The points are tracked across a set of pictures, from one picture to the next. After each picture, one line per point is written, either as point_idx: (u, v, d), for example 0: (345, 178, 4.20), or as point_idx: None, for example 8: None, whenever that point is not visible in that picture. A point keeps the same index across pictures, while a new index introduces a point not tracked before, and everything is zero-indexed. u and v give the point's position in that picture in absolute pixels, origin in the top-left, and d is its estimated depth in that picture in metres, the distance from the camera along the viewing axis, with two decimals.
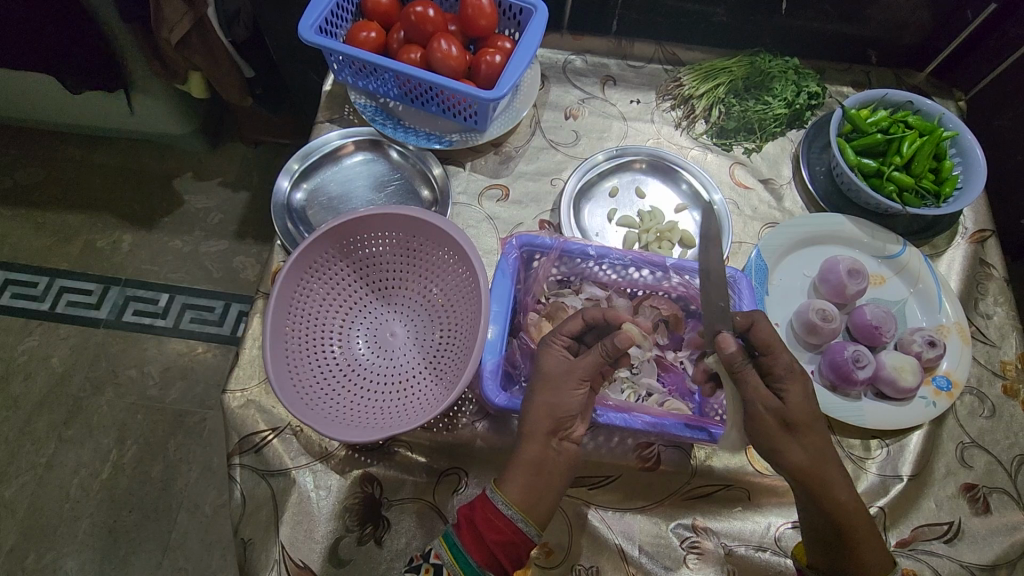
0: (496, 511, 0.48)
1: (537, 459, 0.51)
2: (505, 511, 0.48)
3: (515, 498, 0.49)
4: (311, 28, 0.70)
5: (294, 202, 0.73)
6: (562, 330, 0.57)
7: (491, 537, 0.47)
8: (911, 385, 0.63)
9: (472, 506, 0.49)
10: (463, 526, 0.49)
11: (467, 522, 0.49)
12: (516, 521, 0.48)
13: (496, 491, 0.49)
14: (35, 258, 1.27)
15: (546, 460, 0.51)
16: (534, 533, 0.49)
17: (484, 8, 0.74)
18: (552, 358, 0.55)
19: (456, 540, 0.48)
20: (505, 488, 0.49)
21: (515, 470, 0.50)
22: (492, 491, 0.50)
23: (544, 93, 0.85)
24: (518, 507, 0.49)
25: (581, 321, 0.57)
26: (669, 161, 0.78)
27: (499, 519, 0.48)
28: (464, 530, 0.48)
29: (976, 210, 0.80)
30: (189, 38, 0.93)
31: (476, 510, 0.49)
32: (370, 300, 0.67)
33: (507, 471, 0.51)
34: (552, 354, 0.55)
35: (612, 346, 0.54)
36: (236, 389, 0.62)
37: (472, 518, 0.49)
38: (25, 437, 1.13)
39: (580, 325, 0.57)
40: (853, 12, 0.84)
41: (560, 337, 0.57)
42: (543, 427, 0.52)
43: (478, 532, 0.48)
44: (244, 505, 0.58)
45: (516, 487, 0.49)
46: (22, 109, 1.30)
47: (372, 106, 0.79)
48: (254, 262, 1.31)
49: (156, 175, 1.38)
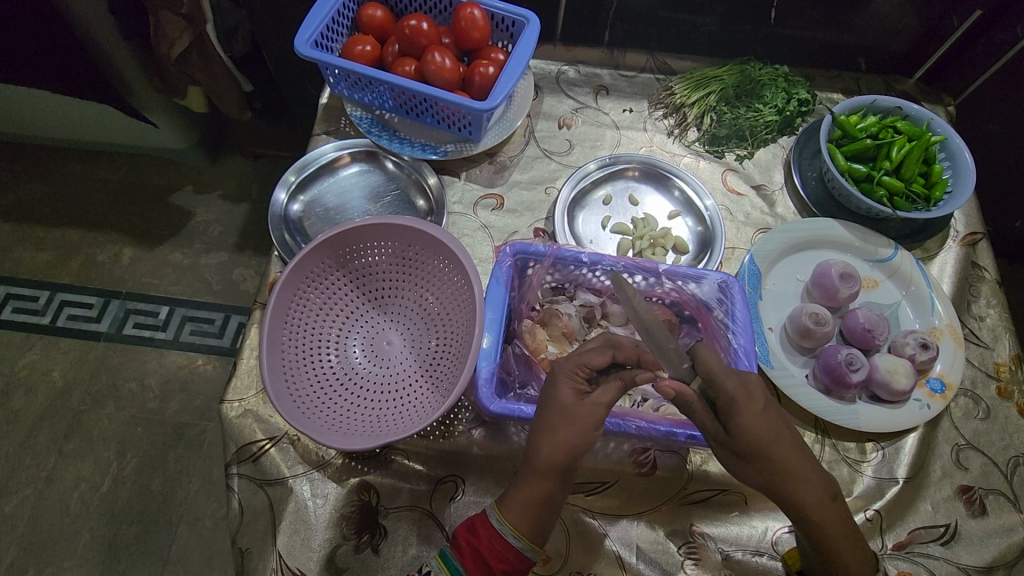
0: (502, 541, 0.48)
1: (546, 493, 0.49)
2: (514, 543, 0.48)
3: (520, 528, 0.48)
4: (306, 42, 0.71)
5: (290, 214, 0.74)
6: (583, 360, 0.53)
7: (499, 567, 0.48)
8: (905, 388, 0.64)
9: (474, 532, 0.49)
10: (465, 551, 0.48)
11: (470, 547, 0.48)
12: (526, 552, 0.48)
13: (506, 525, 0.48)
14: (36, 272, 1.28)
15: (555, 494, 0.50)
16: (536, 557, 0.49)
17: (477, 21, 0.75)
18: (566, 388, 0.52)
19: (456, 564, 0.48)
20: (513, 520, 0.48)
21: (523, 500, 0.48)
22: (497, 519, 0.48)
23: (537, 104, 0.86)
24: (530, 540, 0.48)
25: (607, 358, 0.53)
26: (662, 168, 0.79)
27: (505, 548, 0.48)
28: (466, 555, 0.48)
29: (967, 213, 0.81)
30: (189, 54, 0.94)
31: (480, 537, 0.48)
32: (366, 309, 0.67)
33: (513, 495, 0.49)
34: (566, 384, 0.52)
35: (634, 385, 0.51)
36: (234, 399, 0.63)
37: (474, 545, 0.48)
38: (25, 451, 1.14)
39: (606, 360, 0.53)
40: (841, 20, 0.85)
41: (580, 368, 0.53)
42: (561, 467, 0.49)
43: (483, 560, 0.48)
44: (242, 515, 0.58)
45: (529, 518, 0.48)
46: (24, 124, 1.31)
47: (368, 118, 0.80)
48: (253, 274, 1.32)
49: (157, 189, 1.39)
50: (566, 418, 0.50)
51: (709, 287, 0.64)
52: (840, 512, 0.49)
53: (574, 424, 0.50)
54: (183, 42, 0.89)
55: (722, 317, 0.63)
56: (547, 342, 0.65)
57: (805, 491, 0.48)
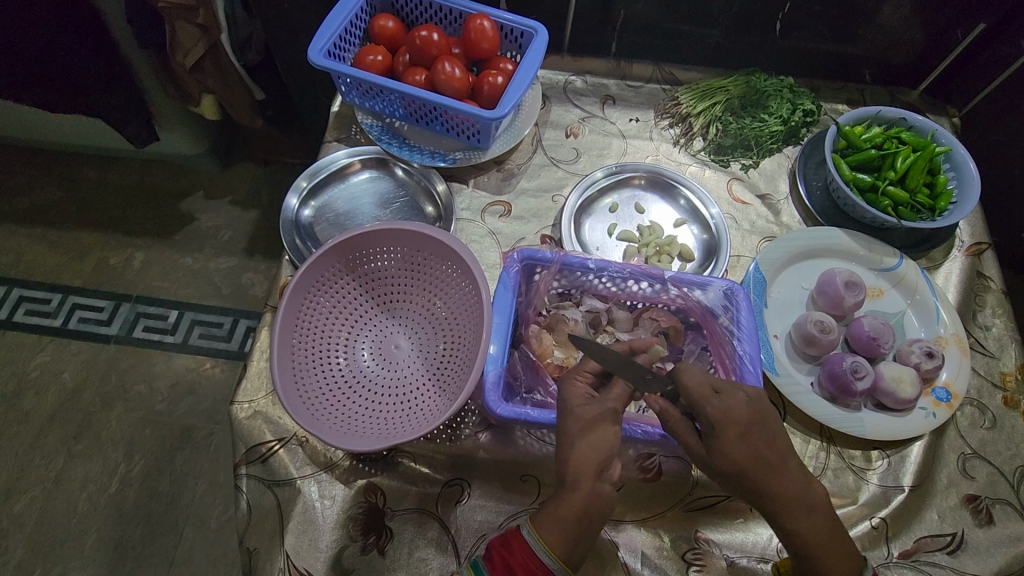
0: (535, 559, 0.47)
1: (584, 504, 0.49)
2: (548, 562, 0.47)
3: (555, 546, 0.47)
4: (320, 51, 0.72)
5: (302, 219, 0.76)
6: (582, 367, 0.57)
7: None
8: (911, 396, 0.64)
9: (508, 547, 0.48)
10: (497, 564, 0.48)
11: (502, 563, 0.48)
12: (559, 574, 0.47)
13: (542, 544, 0.47)
14: (49, 276, 1.30)
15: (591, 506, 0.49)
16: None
17: (486, 32, 0.76)
18: (574, 392, 0.54)
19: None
20: (546, 535, 0.48)
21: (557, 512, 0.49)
22: (533, 537, 0.48)
23: (545, 112, 0.87)
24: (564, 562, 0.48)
25: (598, 359, 0.57)
26: (668, 177, 0.80)
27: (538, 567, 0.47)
28: (498, 570, 0.47)
29: (973, 223, 0.81)
30: (203, 62, 0.96)
31: (513, 552, 0.48)
32: (375, 313, 0.68)
33: (551, 513, 0.49)
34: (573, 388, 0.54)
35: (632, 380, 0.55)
36: (244, 400, 0.64)
37: (506, 559, 0.48)
38: (34, 451, 1.15)
39: (599, 362, 0.57)
40: (846, 33, 0.86)
41: (581, 373, 0.56)
42: (589, 474, 0.50)
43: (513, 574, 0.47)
44: (250, 514, 0.59)
45: (564, 537, 0.48)
46: (40, 130, 1.34)
47: (378, 126, 0.82)
48: (262, 279, 1.34)
49: (169, 194, 1.41)
50: (579, 425, 0.52)
51: (714, 293, 0.64)
52: (824, 524, 0.50)
53: (586, 427, 0.52)
54: (198, 51, 0.91)
55: (727, 323, 0.63)
56: (553, 347, 0.65)
57: (788, 503, 0.50)
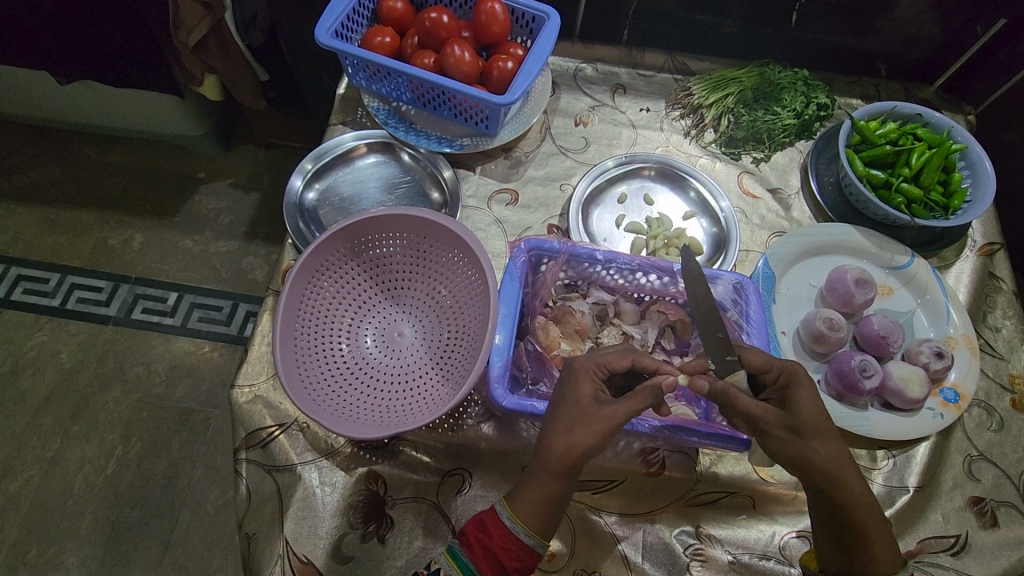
0: (518, 541, 0.48)
1: (559, 493, 0.48)
2: (528, 542, 0.48)
3: (535, 527, 0.48)
4: (327, 31, 0.71)
5: (306, 202, 0.74)
6: (602, 362, 0.53)
7: (512, 567, 0.47)
8: (918, 396, 0.63)
9: (485, 531, 0.48)
10: (478, 551, 0.47)
11: (481, 546, 0.47)
12: (538, 550, 0.48)
13: (522, 526, 0.47)
14: (47, 255, 1.29)
15: (565, 492, 0.49)
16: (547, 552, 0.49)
17: (497, 15, 0.75)
18: (587, 386, 0.51)
19: (469, 563, 0.47)
20: (528, 520, 0.48)
21: (536, 499, 0.48)
22: (509, 518, 0.48)
23: (554, 100, 0.86)
24: (541, 538, 0.48)
25: (628, 361, 0.54)
26: (679, 169, 0.79)
27: (516, 547, 0.48)
28: (479, 555, 0.47)
29: (985, 223, 0.80)
30: (207, 42, 0.94)
31: (492, 536, 0.48)
32: (378, 300, 0.67)
33: (526, 497, 0.48)
34: (587, 382, 0.51)
35: (658, 391, 0.52)
36: (245, 384, 0.63)
37: (487, 544, 0.48)
38: (31, 431, 1.14)
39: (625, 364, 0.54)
40: (862, 26, 0.85)
41: (601, 368, 0.53)
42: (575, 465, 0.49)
43: (495, 558, 0.47)
44: (249, 500, 0.58)
45: (542, 518, 0.48)
46: (39, 106, 1.32)
47: (384, 109, 0.80)
48: (263, 263, 1.33)
49: (169, 176, 1.39)
50: (584, 415, 0.50)
51: (723, 287, 0.64)
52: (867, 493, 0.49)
53: (590, 419, 0.49)
54: (201, 30, 0.89)
55: (736, 317, 0.63)
56: (560, 339, 0.64)
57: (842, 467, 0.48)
